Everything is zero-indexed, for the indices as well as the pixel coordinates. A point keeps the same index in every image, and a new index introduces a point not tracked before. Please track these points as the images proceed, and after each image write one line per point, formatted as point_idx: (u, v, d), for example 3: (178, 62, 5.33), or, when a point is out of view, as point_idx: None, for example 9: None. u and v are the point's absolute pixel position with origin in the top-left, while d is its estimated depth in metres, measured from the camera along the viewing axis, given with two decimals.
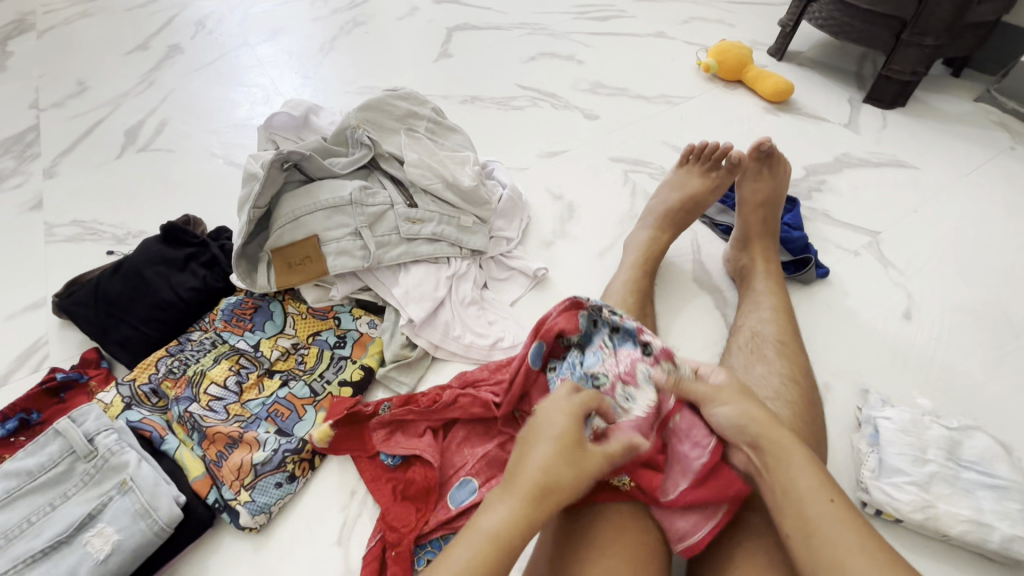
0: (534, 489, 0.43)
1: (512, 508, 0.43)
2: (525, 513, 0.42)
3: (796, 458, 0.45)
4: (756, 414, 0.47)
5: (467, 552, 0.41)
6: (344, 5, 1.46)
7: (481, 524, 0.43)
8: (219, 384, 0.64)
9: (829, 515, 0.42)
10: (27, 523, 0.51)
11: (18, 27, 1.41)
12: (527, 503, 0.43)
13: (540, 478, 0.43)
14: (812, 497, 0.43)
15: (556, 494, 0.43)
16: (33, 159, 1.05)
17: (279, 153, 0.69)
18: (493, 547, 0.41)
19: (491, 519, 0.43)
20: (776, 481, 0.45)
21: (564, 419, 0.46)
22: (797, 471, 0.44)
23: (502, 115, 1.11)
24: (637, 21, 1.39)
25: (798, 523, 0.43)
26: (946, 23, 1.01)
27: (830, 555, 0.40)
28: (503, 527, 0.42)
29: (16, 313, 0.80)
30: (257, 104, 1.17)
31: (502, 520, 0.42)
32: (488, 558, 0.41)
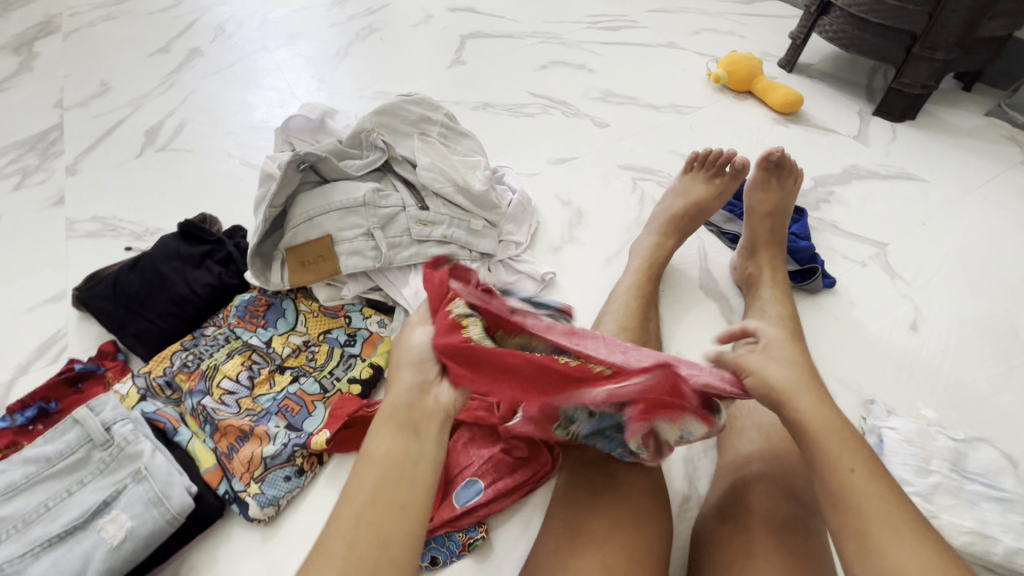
0: (398, 402, 0.47)
1: (400, 429, 0.45)
2: (401, 423, 0.46)
3: (841, 431, 0.44)
4: (786, 382, 0.47)
5: (363, 476, 0.43)
6: (360, 12, 1.49)
7: (368, 452, 0.45)
8: (232, 379, 0.66)
9: (868, 490, 0.40)
10: (44, 508, 0.53)
11: (44, 28, 1.45)
12: (399, 417, 0.46)
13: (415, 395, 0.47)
14: (854, 469, 0.42)
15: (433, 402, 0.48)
16: (56, 157, 1.08)
17: (296, 154, 0.71)
18: (390, 466, 0.44)
19: (376, 441, 0.45)
20: (816, 444, 0.44)
21: (415, 343, 0.50)
22: (840, 440, 0.43)
23: (513, 121, 1.13)
24: (649, 31, 1.41)
25: (833, 493, 0.42)
26: (956, 38, 1.02)
27: (860, 523, 0.40)
28: (387, 445, 0.45)
29: (37, 305, 0.82)
30: (274, 106, 1.20)
31: (392, 441, 0.45)
32: (384, 471, 0.43)
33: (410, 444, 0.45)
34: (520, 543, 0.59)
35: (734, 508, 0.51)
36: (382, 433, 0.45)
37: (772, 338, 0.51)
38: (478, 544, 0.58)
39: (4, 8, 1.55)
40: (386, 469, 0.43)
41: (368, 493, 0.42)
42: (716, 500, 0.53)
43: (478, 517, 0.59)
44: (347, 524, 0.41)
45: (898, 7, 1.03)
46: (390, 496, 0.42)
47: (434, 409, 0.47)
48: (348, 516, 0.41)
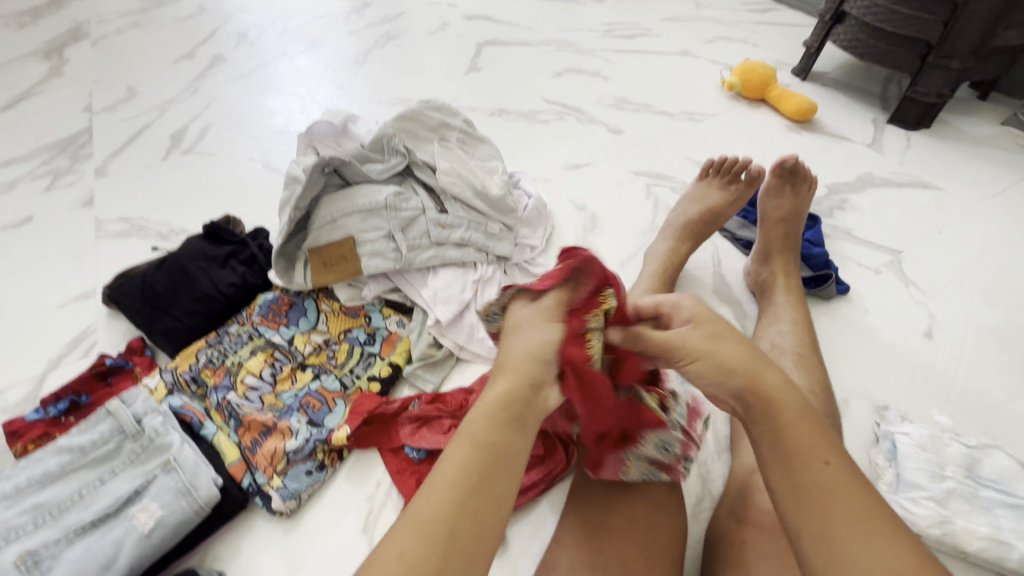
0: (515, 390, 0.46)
1: (497, 409, 0.45)
2: (504, 415, 0.44)
3: (797, 416, 0.43)
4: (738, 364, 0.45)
5: (458, 455, 0.42)
6: (378, 20, 1.52)
7: (466, 433, 0.43)
8: (255, 375, 0.68)
9: (828, 480, 0.39)
10: (78, 496, 0.55)
11: (74, 36, 1.50)
12: (505, 410, 0.45)
13: (522, 380, 0.47)
14: (818, 458, 0.40)
15: (536, 393, 0.47)
16: (85, 159, 1.11)
17: (321, 158, 0.74)
18: (486, 445, 0.42)
19: (474, 424, 0.44)
20: (774, 431, 0.42)
21: (541, 332, 0.50)
22: (795, 430, 0.42)
23: (528, 128, 1.14)
24: (662, 39, 1.43)
25: (794, 482, 0.40)
26: (971, 48, 1.03)
27: (822, 517, 0.38)
28: (487, 433, 0.43)
29: (68, 302, 0.85)
30: (294, 112, 1.23)
31: (490, 418, 0.44)
32: (480, 461, 0.42)
33: (510, 443, 0.43)
34: (536, 541, 0.60)
35: (745, 509, 0.52)
36: (486, 417, 0.44)
37: (701, 315, 0.49)
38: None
39: (35, 15, 1.60)
40: (485, 459, 0.42)
41: (462, 481, 0.40)
42: (729, 502, 0.54)
43: None
44: (439, 502, 0.39)
45: (912, 17, 1.04)
46: (478, 478, 0.41)
47: (537, 411, 0.46)
48: (437, 496, 0.40)
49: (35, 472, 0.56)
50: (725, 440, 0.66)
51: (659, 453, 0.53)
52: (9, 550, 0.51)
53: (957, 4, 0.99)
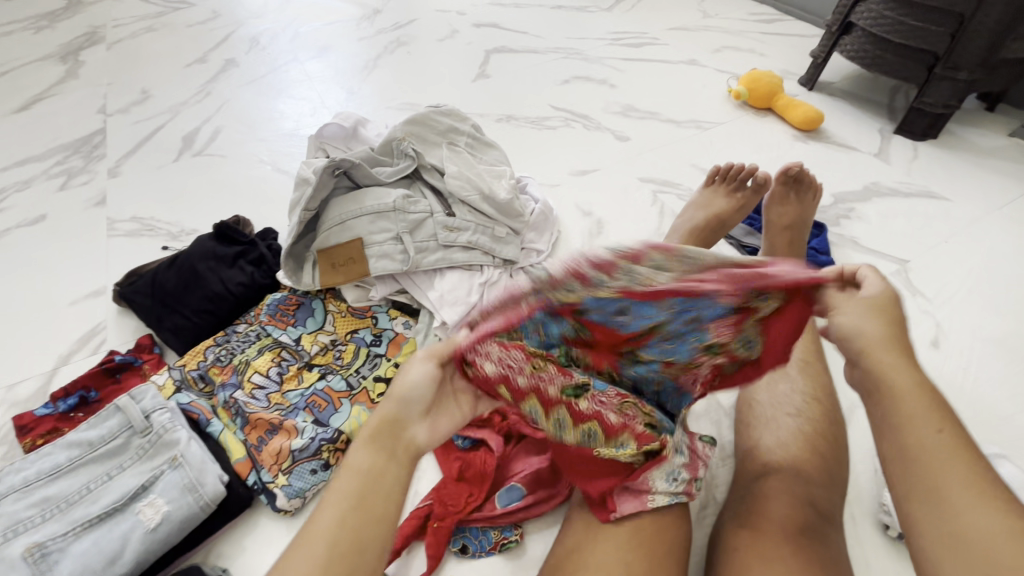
0: (378, 428, 0.46)
1: (372, 444, 0.46)
2: (377, 443, 0.46)
3: (907, 376, 0.41)
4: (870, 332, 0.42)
5: (342, 484, 0.44)
6: (388, 26, 1.55)
7: (343, 475, 0.45)
8: (262, 374, 0.69)
9: (938, 447, 0.38)
10: (87, 490, 0.55)
11: (90, 39, 1.53)
12: (379, 440, 0.46)
13: (390, 422, 0.47)
14: (938, 435, 0.38)
15: (403, 435, 0.46)
16: (99, 160, 1.13)
17: (331, 160, 0.75)
18: (363, 472, 0.44)
19: (354, 458, 0.45)
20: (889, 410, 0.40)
21: (410, 379, 0.48)
22: (907, 395, 0.40)
23: (535, 134, 1.15)
24: (669, 48, 1.44)
25: (904, 446, 0.39)
26: (979, 59, 1.03)
27: (934, 488, 0.37)
28: (363, 465, 0.45)
29: (79, 299, 0.86)
30: (305, 115, 1.24)
31: (367, 449, 0.46)
32: (357, 493, 0.44)
33: (385, 474, 0.45)
34: (541, 543, 0.60)
35: (752, 514, 0.51)
36: (363, 446, 0.45)
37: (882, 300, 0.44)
38: (511, 546, 0.59)
39: (53, 18, 1.63)
40: (360, 491, 0.44)
41: (346, 506, 0.43)
42: (734, 506, 0.54)
43: (515, 519, 0.60)
44: (324, 533, 0.42)
45: (920, 28, 1.04)
46: (358, 502, 0.43)
47: (411, 438, 0.46)
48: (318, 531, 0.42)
49: (44, 465, 0.57)
50: (730, 446, 0.66)
51: (669, 484, 0.51)
52: (17, 542, 0.52)
53: (965, 16, 1.00)
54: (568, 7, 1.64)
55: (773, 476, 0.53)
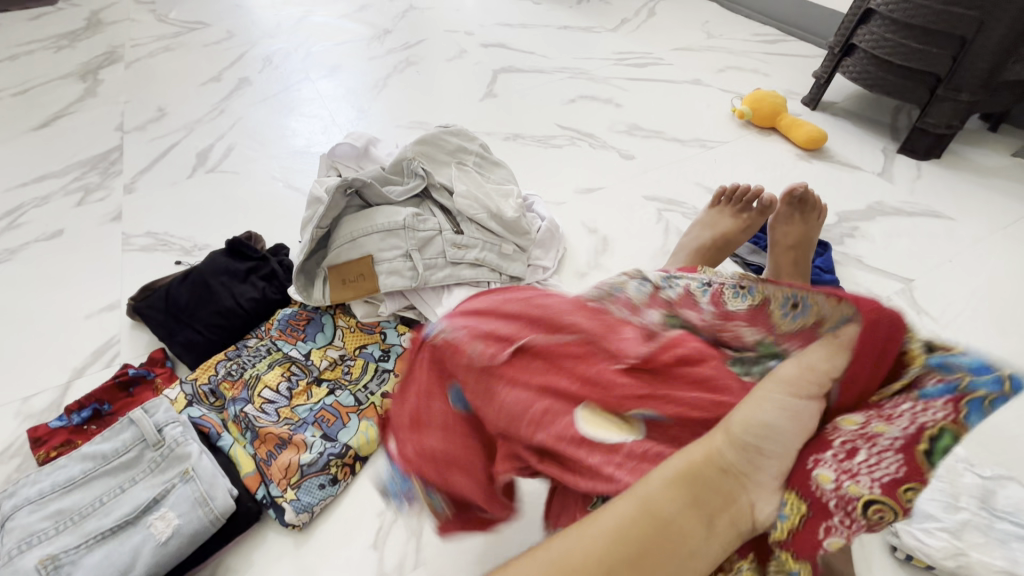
0: (713, 454, 0.36)
1: (678, 471, 0.36)
2: (693, 485, 0.35)
3: None
4: None
5: (626, 509, 0.34)
6: (398, 46, 1.58)
7: (634, 493, 0.35)
8: (272, 389, 0.69)
9: None
10: (99, 503, 0.56)
11: (109, 58, 1.57)
12: (705, 477, 0.35)
13: (711, 464, 0.36)
14: None
15: (724, 493, 0.35)
16: (116, 176, 1.16)
17: (344, 179, 0.76)
18: (655, 514, 0.34)
19: (654, 485, 0.35)
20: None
21: (774, 403, 0.37)
22: None
23: (542, 152, 1.17)
24: (674, 68, 1.46)
25: None
26: (980, 80, 1.04)
27: None
28: (669, 496, 0.34)
29: (94, 313, 0.87)
30: (316, 133, 1.27)
31: (670, 479, 0.35)
32: (641, 525, 0.33)
33: (688, 531, 0.34)
34: None
35: None
36: (670, 477, 0.35)
37: None
38: None
39: (73, 38, 1.68)
40: (649, 522, 0.34)
41: (622, 544, 0.33)
42: None
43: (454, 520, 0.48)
44: (583, 562, 0.32)
45: (920, 50, 1.06)
46: (637, 546, 0.33)
47: (738, 486, 0.35)
48: (588, 550, 0.33)
49: (58, 478, 0.58)
50: None
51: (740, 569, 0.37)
52: (31, 554, 0.53)
53: (966, 39, 1.01)
54: (574, 28, 1.67)
55: None
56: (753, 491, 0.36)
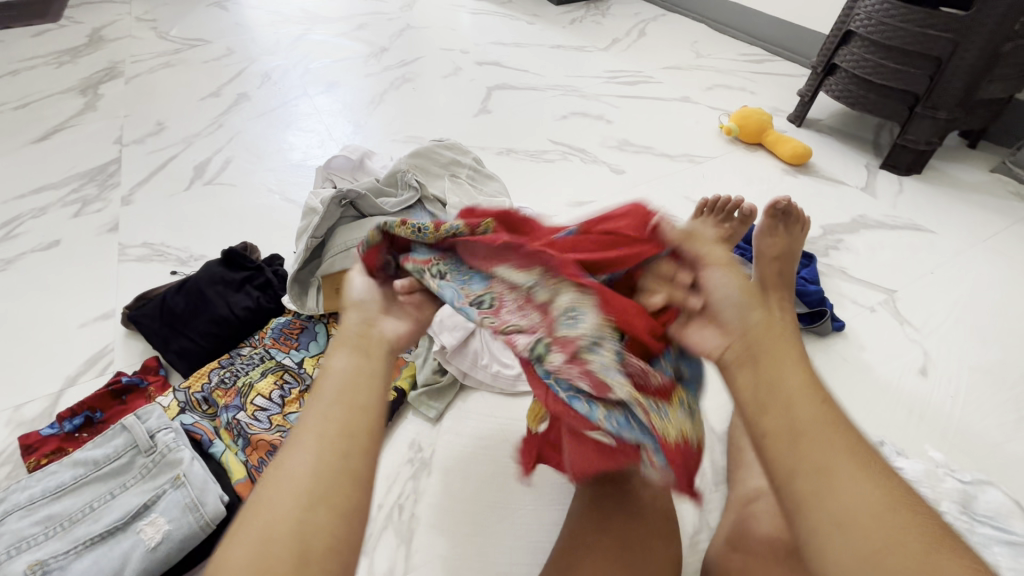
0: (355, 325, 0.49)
1: (347, 358, 0.45)
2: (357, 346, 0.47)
3: (772, 342, 0.45)
4: (754, 327, 0.46)
5: (306, 436, 0.40)
6: (394, 63, 1.62)
7: (324, 394, 0.43)
8: (264, 396, 0.70)
9: (817, 420, 0.40)
10: (89, 508, 0.57)
11: (109, 74, 1.60)
12: (360, 354, 0.46)
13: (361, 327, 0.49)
14: (791, 373, 0.43)
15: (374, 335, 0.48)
16: (113, 188, 1.17)
17: (338, 192, 0.78)
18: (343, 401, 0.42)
19: (338, 368, 0.45)
20: (762, 380, 0.43)
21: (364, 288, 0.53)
22: (787, 371, 0.43)
23: (534, 166, 1.20)
24: (663, 86, 1.50)
25: (779, 415, 0.41)
26: (957, 99, 1.08)
27: (816, 460, 0.38)
28: (357, 370, 0.44)
29: (88, 322, 0.88)
30: (313, 146, 1.29)
31: (345, 364, 0.45)
32: (343, 388, 0.43)
33: (369, 368, 0.45)
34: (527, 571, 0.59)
35: (742, 538, 0.54)
36: (345, 353, 0.46)
37: None
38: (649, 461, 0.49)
39: (74, 54, 1.71)
40: (346, 397, 0.42)
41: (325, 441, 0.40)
42: (726, 533, 0.56)
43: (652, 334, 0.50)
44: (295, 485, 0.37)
45: (899, 70, 1.10)
46: (342, 432, 0.40)
47: (385, 341, 0.48)
48: (294, 477, 0.38)
49: (49, 484, 0.59)
50: (722, 471, 0.67)
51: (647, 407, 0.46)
52: (20, 560, 0.53)
53: (942, 59, 1.05)
54: (566, 47, 1.72)
55: (759, 499, 0.56)
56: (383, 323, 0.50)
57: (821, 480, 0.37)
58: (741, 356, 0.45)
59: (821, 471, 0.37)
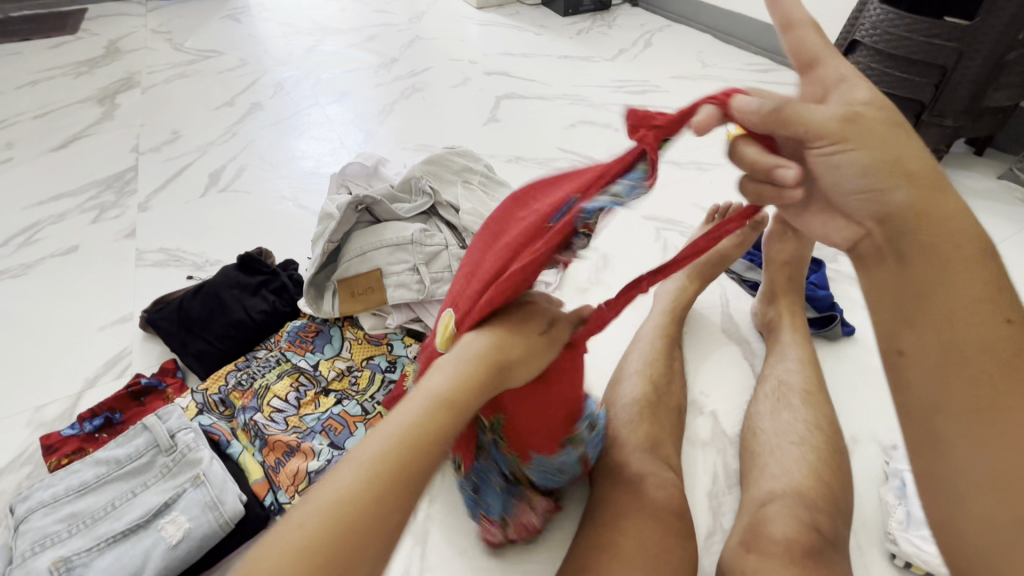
0: (488, 353, 0.46)
1: (458, 374, 0.44)
2: (476, 378, 0.44)
3: (947, 244, 0.42)
4: (913, 198, 0.42)
5: (374, 449, 0.40)
6: (404, 74, 1.65)
7: (408, 417, 0.42)
8: (281, 398, 0.71)
9: (979, 342, 0.41)
10: (111, 507, 0.58)
11: (126, 84, 1.63)
12: (441, 412, 0.42)
13: (491, 359, 0.45)
14: (957, 290, 0.42)
15: (498, 377, 0.45)
16: (130, 195, 1.20)
17: (354, 197, 0.80)
18: (415, 439, 0.40)
19: (439, 383, 0.44)
20: (916, 299, 0.43)
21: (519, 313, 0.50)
22: (951, 279, 0.42)
23: (543, 173, 1.22)
24: (670, 95, 1.52)
25: (939, 342, 0.42)
26: (964, 107, 1.10)
27: (979, 393, 0.41)
28: (427, 429, 0.41)
29: (106, 325, 0.89)
30: (325, 154, 1.32)
31: (446, 378, 0.44)
32: (422, 426, 0.41)
33: (454, 420, 0.42)
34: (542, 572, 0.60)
35: (756, 539, 0.54)
36: (453, 380, 0.44)
37: (807, 388, 0.67)
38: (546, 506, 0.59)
39: (92, 65, 1.75)
40: (418, 439, 0.40)
41: (378, 476, 0.38)
42: (740, 534, 0.56)
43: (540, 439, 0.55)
44: (335, 503, 0.37)
45: (904, 79, 1.11)
46: (393, 476, 0.39)
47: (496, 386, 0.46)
48: (342, 492, 0.38)
49: (72, 482, 0.60)
50: (735, 475, 0.67)
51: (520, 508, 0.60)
52: (45, 556, 0.54)
53: (947, 68, 1.06)
54: (573, 57, 1.74)
55: (773, 502, 0.56)
56: (514, 375, 0.47)
57: (981, 414, 0.41)
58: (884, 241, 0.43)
59: (983, 405, 0.41)
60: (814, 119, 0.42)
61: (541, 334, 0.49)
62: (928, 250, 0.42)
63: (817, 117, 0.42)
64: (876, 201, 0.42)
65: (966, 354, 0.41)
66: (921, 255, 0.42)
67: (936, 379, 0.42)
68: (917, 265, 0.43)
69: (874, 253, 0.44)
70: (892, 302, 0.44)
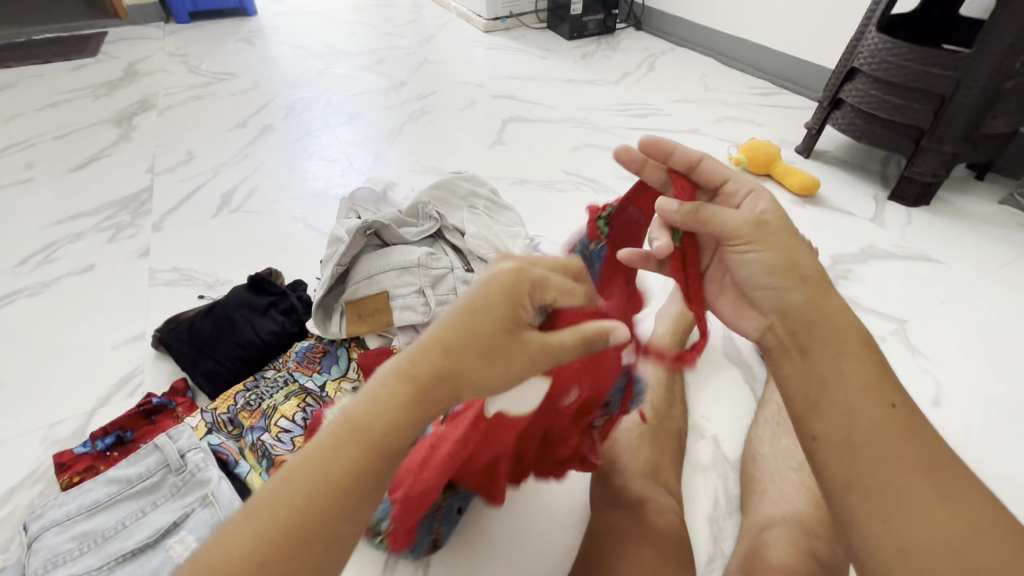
0: (431, 369, 0.42)
1: (390, 395, 0.42)
2: (416, 400, 0.42)
3: (841, 336, 0.45)
4: (806, 300, 0.47)
5: (293, 482, 0.40)
6: (412, 96, 1.69)
7: (331, 445, 0.41)
8: (288, 418, 0.70)
9: (877, 427, 0.41)
10: (121, 525, 0.59)
11: (143, 106, 1.68)
12: (351, 446, 0.41)
13: (442, 371, 0.42)
14: (853, 377, 0.43)
15: (454, 390, 0.42)
16: (145, 215, 1.23)
17: (363, 222, 0.82)
18: (334, 471, 0.40)
19: (364, 408, 0.42)
20: (819, 381, 0.44)
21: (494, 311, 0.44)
22: (846, 367, 0.44)
23: (547, 195, 1.24)
24: (672, 118, 1.55)
25: (838, 425, 0.42)
26: (962, 133, 1.10)
27: (877, 477, 0.40)
28: (338, 462, 0.40)
29: (120, 344, 0.92)
30: (334, 176, 1.35)
31: (373, 405, 0.42)
32: (338, 454, 0.40)
33: (383, 447, 0.41)
34: None
35: (755, 565, 0.54)
36: (382, 404, 0.41)
37: None
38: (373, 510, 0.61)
39: (110, 87, 1.81)
40: (337, 468, 0.40)
41: (294, 509, 0.39)
42: (740, 561, 0.56)
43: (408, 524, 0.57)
44: (254, 536, 0.38)
45: (903, 105, 1.14)
46: (310, 511, 0.39)
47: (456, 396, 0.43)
48: (261, 523, 0.38)
49: (85, 500, 0.62)
50: (736, 500, 0.67)
51: None
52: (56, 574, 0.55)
53: (945, 97, 1.08)
54: (578, 80, 1.78)
55: (773, 529, 0.57)
56: (470, 386, 0.43)
57: (881, 503, 0.39)
58: (793, 338, 0.47)
59: (881, 489, 0.40)
60: (728, 221, 0.50)
61: (517, 340, 0.44)
62: (821, 338, 0.45)
63: (731, 221, 0.50)
64: (778, 296, 0.48)
65: (864, 438, 0.41)
66: (819, 345, 0.45)
67: (838, 464, 0.42)
68: (817, 351, 0.45)
69: (778, 344, 0.48)
70: (798, 392, 0.45)
